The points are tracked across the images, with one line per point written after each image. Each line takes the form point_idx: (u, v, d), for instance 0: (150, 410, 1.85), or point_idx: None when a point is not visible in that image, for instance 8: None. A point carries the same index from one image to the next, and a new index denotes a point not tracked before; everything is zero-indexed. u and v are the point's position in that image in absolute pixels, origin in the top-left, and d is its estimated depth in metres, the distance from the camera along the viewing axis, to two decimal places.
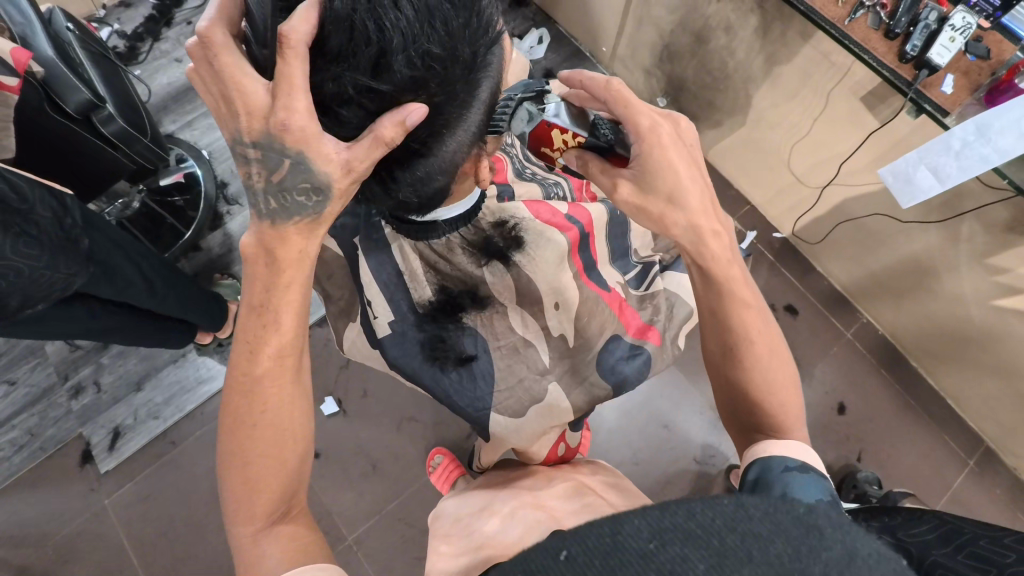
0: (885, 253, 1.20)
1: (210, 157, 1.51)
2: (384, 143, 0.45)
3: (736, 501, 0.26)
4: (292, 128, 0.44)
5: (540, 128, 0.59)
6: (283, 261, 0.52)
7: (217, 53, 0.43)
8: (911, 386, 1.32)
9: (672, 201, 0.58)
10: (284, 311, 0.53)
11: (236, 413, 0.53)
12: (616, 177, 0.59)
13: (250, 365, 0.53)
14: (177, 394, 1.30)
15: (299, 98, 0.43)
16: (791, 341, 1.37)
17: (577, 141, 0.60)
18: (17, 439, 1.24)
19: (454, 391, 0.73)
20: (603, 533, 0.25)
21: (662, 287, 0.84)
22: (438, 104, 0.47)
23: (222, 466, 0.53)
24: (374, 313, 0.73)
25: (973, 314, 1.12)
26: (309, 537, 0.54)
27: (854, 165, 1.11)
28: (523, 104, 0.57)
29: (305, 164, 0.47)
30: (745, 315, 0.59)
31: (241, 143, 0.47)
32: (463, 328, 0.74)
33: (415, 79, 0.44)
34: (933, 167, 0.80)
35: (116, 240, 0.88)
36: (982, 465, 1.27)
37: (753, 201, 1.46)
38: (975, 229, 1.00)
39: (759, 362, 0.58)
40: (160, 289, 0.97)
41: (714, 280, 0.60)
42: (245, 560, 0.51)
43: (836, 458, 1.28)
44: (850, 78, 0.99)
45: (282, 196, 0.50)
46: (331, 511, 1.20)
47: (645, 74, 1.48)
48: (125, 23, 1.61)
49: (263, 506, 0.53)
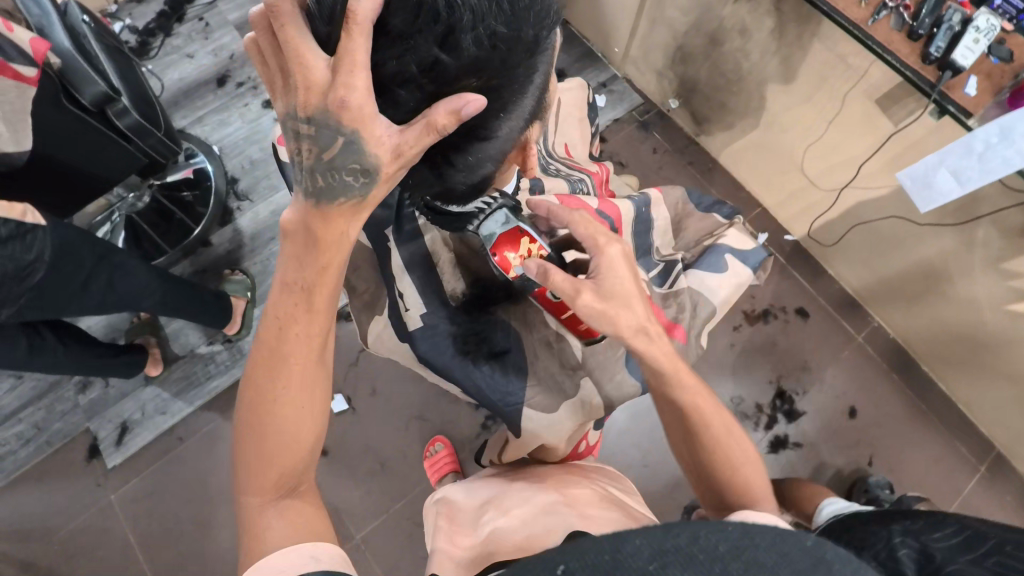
0: (900, 256, 1.20)
1: (221, 153, 1.50)
2: (437, 130, 0.43)
3: (743, 529, 0.28)
4: (350, 104, 0.43)
5: (510, 232, 0.65)
6: (323, 243, 0.51)
7: (284, 26, 0.41)
8: (922, 391, 1.31)
9: (626, 305, 0.60)
10: (319, 292, 0.52)
11: (258, 389, 0.52)
12: (574, 285, 0.59)
13: (277, 342, 0.52)
14: (187, 389, 1.29)
15: (360, 76, 0.42)
16: (801, 344, 1.36)
17: (537, 253, 0.65)
18: (23, 433, 1.24)
19: (485, 386, 0.72)
20: (604, 552, 0.27)
21: (686, 286, 0.77)
22: (495, 86, 0.47)
23: (240, 436, 0.53)
24: (405, 305, 0.72)
25: (987, 320, 1.11)
26: (316, 515, 0.53)
27: (871, 169, 1.10)
28: (502, 210, 0.64)
29: (358, 144, 0.45)
30: (697, 400, 0.61)
31: (292, 117, 0.45)
32: (496, 321, 0.74)
33: (477, 60, 0.43)
34: (954, 170, 0.80)
35: (74, 283, 0.85)
36: (992, 471, 1.26)
37: (764, 205, 1.46)
38: (990, 233, 1.00)
39: (717, 439, 0.61)
40: (140, 295, 0.97)
41: (664, 375, 0.61)
42: (248, 532, 0.50)
43: (846, 463, 1.27)
44: (866, 81, 0.99)
45: (330, 174, 0.48)
46: (338, 510, 1.19)
47: (657, 76, 1.48)
48: (137, 19, 1.61)
49: (277, 481, 0.52)
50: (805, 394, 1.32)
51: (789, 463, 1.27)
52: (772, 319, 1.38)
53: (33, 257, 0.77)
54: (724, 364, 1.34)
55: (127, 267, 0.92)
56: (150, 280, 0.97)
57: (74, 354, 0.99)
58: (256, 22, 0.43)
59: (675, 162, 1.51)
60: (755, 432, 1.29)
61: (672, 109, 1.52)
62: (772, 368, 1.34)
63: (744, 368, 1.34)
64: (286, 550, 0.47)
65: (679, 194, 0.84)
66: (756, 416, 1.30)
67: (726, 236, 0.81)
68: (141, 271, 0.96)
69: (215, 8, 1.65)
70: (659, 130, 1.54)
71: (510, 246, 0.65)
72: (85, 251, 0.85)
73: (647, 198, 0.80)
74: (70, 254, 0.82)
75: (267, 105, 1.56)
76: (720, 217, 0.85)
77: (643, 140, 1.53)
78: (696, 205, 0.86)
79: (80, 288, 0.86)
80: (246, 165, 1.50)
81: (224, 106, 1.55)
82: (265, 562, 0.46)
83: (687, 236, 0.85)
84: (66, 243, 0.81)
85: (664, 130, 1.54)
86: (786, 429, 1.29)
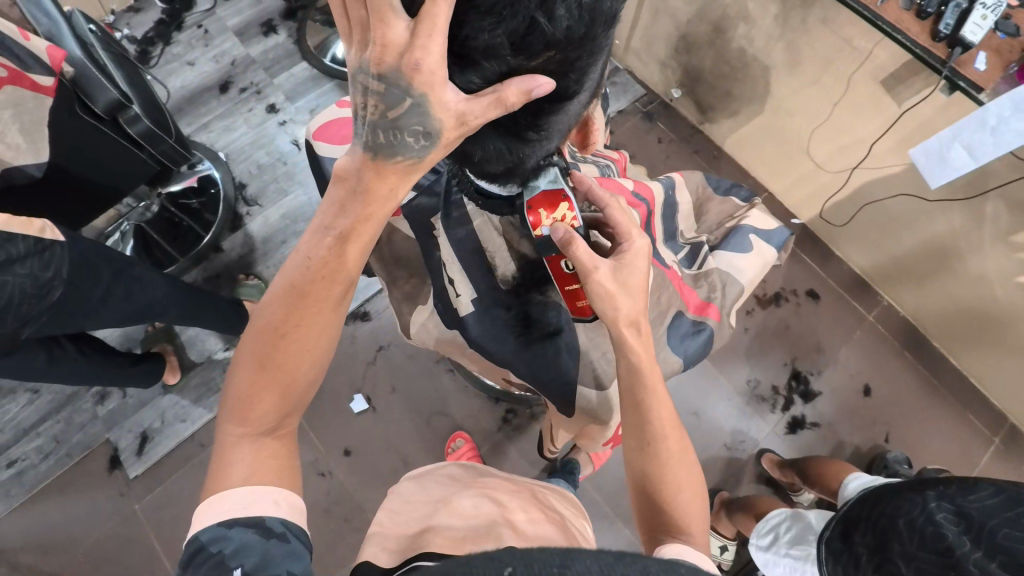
0: (908, 235, 1.21)
1: (228, 159, 1.50)
2: (505, 107, 0.42)
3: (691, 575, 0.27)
4: (423, 68, 0.41)
5: (555, 192, 0.58)
6: (371, 193, 0.49)
7: None
8: (934, 367, 1.33)
9: (631, 295, 0.54)
10: (354, 241, 0.49)
11: (269, 319, 0.49)
12: (593, 259, 0.53)
13: (301, 275, 0.49)
14: (205, 395, 1.29)
15: (436, 40, 0.40)
16: (813, 326, 1.37)
17: (570, 222, 0.57)
18: (43, 446, 1.23)
19: (540, 368, 0.69)
20: (553, 564, 0.26)
21: (715, 266, 0.79)
22: (571, 60, 0.42)
23: (240, 361, 0.49)
24: (456, 292, 0.70)
25: (998, 292, 1.13)
26: (287, 460, 0.48)
27: (881, 148, 1.11)
28: (555, 169, 0.59)
29: (424, 108, 0.44)
30: (661, 407, 0.54)
31: (364, 72, 0.44)
32: (547, 301, 0.68)
33: (562, 35, 0.39)
34: (968, 144, 0.81)
35: (93, 298, 0.82)
36: (1006, 443, 1.28)
37: (771, 189, 1.47)
38: (999, 207, 1.01)
39: (671, 457, 0.53)
40: (166, 307, 0.95)
41: (637, 374, 0.54)
42: (218, 462, 0.46)
43: (864, 440, 1.29)
44: (870, 63, 1.00)
45: (393, 132, 0.47)
46: (362, 508, 1.19)
47: (660, 66, 1.49)
48: (135, 28, 1.61)
49: (261, 417, 0.48)
50: (819, 373, 1.34)
51: (807, 443, 1.29)
52: (783, 302, 1.39)
53: (52, 274, 0.75)
54: (738, 349, 1.36)
55: (145, 280, 0.90)
56: (169, 290, 0.94)
57: (102, 369, 0.99)
58: None
59: (681, 151, 1.53)
60: (772, 414, 1.30)
61: (675, 99, 1.53)
62: (787, 349, 1.36)
63: (758, 352, 1.35)
64: (245, 489, 0.45)
65: (699, 179, 0.85)
66: (773, 398, 1.32)
67: (750, 217, 0.83)
68: (158, 279, 0.92)
69: (213, 14, 1.64)
70: (663, 120, 1.56)
71: (547, 204, 0.58)
72: (103, 259, 0.82)
73: (672, 180, 0.82)
74: (87, 270, 0.80)
75: (271, 110, 1.56)
76: (739, 200, 0.87)
77: (648, 131, 1.55)
78: (714, 188, 0.88)
79: (99, 303, 0.84)
80: (253, 170, 1.50)
81: (228, 112, 1.55)
82: (222, 497, 0.44)
83: (709, 219, 0.86)
84: (85, 259, 0.79)
85: (668, 120, 1.56)
86: (803, 410, 1.31)
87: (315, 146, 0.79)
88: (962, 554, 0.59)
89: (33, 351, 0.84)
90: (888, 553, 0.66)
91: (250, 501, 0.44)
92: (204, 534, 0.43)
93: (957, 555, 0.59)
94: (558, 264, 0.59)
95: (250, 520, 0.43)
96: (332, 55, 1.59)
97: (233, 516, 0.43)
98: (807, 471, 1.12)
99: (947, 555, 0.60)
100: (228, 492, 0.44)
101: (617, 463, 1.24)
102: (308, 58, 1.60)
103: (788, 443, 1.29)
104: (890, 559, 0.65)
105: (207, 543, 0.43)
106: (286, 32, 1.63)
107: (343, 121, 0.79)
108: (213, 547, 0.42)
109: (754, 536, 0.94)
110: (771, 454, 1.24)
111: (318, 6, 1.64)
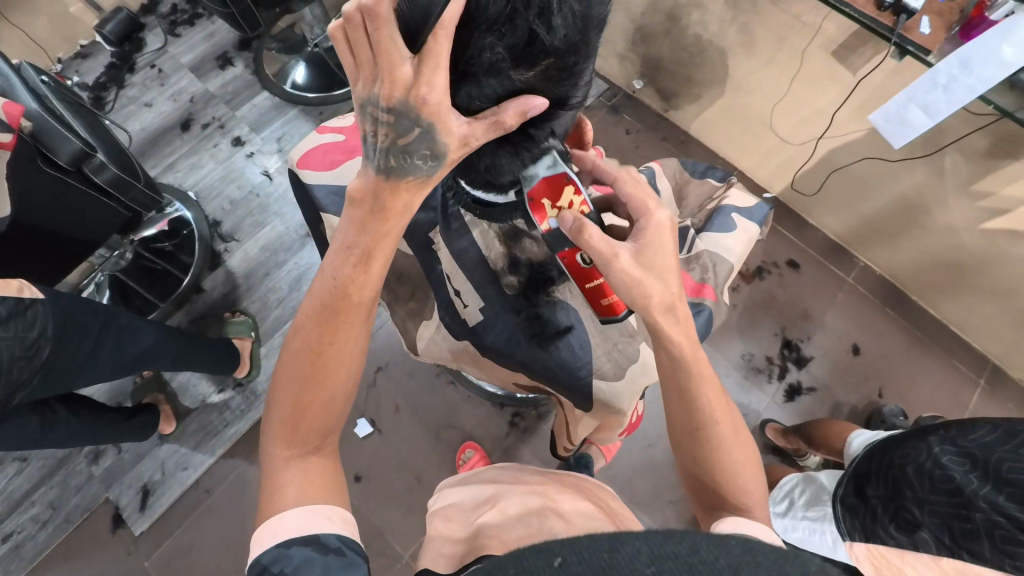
0: (875, 196, 1.25)
1: (199, 198, 1.47)
2: (503, 129, 0.45)
3: (745, 545, 0.24)
4: (429, 101, 0.43)
5: (556, 177, 0.53)
6: (390, 210, 0.50)
7: (379, 29, 0.40)
8: (914, 319, 1.39)
9: (660, 279, 0.51)
10: (377, 258, 0.51)
11: (305, 339, 0.50)
12: (612, 246, 0.50)
13: (331, 295, 0.50)
14: (205, 438, 1.26)
15: (441, 75, 0.42)
16: (797, 293, 1.42)
17: (579, 207, 0.53)
18: (39, 514, 1.19)
19: (556, 367, 0.69)
20: (602, 547, 0.24)
21: (703, 248, 0.81)
22: (568, 67, 0.42)
23: (280, 383, 0.51)
24: (464, 303, 0.71)
25: (965, 241, 1.16)
26: (331, 479, 0.50)
27: (842, 117, 1.14)
28: (551, 151, 0.53)
29: (432, 135, 0.45)
30: (711, 392, 0.53)
31: (373, 103, 0.45)
32: (554, 301, 0.69)
33: (560, 43, 0.39)
34: (924, 105, 0.85)
35: (80, 354, 0.80)
36: (990, 382, 1.34)
37: (741, 167, 1.52)
38: (957, 160, 1.04)
39: (725, 440, 0.52)
40: (156, 356, 0.93)
41: (682, 363, 0.52)
42: (270, 484, 0.48)
43: (859, 398, 1.33)
44: (820, 36, 1.03)
45: (401, 155, 0.47)
46: (381, 531, 1.17)
47: (619, 60, 1.53)
48: (86, 75, 1.58)
49: (306, 436, 0.50)
50: (809, 339, 1.38)
51: (807, 407, 1.33)
52: (765, 275, 1.44)
53: (36, 335, 0.72)
54: (729, 324, 1.40)
55: (133, 330, 0.88)
56: (160, 336, 0.92)
57: (97, 428, 0.95)
58: (335, 35, 0.43)
59: (650, 140, 1.58)
60: (769, 384, 1.35)
61: (638, 89, 1.58)
62: (776, 320, 1.40)
63: (749, 326, 1.40)
64: (300, 509, 0.45)
65: (675, 164, 0.89)
66: (769, 368, 1.36)
67: (729, 197, 0.86)
68: (148, 329, 0.91)
69: (165, 52, 1.61)
70: (629, 112, 1.61)
71: (549, 193, 0.53)
72: (85, 313, 0.80)
73: (652, 170, 0.85)
74: (73, 326, 0.78)
75: (237, 144, 1.53)
76: (716, 181, 0.89)
77: (616, 124, 1.60)
78: (691, 172, 0.90)
79: (88, 357, 0.82)
80: (227, 206, 1.47)
81: (193, 150, 1.52)
82: (278, 520, 0.45)
83: (691, 202, 0.89)
84: (70, 314, 0.78)
85: (634, 112, 1.61)
86: (798, 376, 1.35)
87: (298, 174, 0.79)
88: (972, 491, 0.64)
89: (19, 418, 0.81)
90: (902, 500, 0.71)
91: (305, 519, 0.45)
92: (265, 556, 0.43)
93: (967, 494, 0.64)
94: (574, 258, 0.56)
95: (306, 538, 0.43)
96: (292, 81, 1.57)
97: (290, 536, 0.44)
98: (812, 434, 1.15)
99: (955, 494, 0.66)
100: (282, 515, 0.45)
101: (628, 451, 1.26)
102: (268, 87, 1.58)
103: (788, 410, 1.33)
104: (904, 506, 0.71)
105: (269, 565, 0.43)
106: (243, 63, 1.61)
107: (324, 147, 0.79)
108: (275, 567, 0.42)
109: (771, 504, 0.96)
110: (775, 423, 1.27)
111: (272, 34, 1.62)
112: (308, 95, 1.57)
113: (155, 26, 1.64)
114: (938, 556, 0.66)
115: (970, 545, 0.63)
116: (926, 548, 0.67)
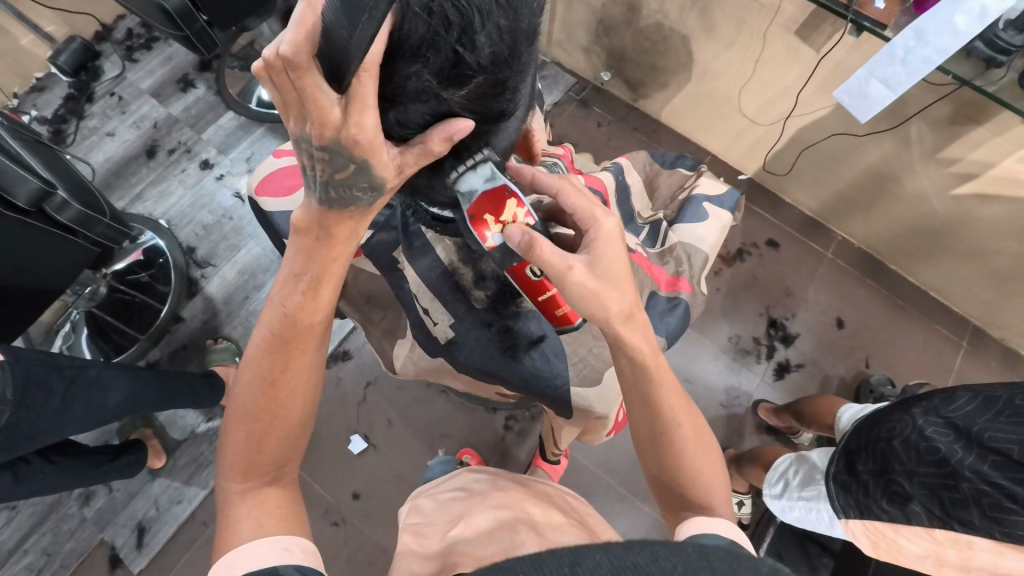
0: (846, 170, 1.27)
1: (170, 225, 1.44)
2: (434, 155, 0.45)
3: (701, 552, 0.23)
4: (361, 139, 0.43)
5: (496, 191, 0.51)
6: (336, 237, 0.52)
7: (301, 77, 0.39)
8: (894, 288, 1.40)
9: (616, 288, 0.52)
10: (323, 292, 0.53)
11: (258, 371, 0.50)
12: (566, 259, 0.50)
13: (283, 325, 0.51)
14: (198, 470, 1.25)
15: (369, 114, 0.41)
16: (778, 271, 1.43)
17: (524, 221, 0.53)
18: (33, 563, 1.16)
19: (533, 377, 0.69)
20: (562, 563, 0.23)
21: (677, 241, 0.81)
22: (500, 82, 0.40)
23: (232, 417, 0.50)
24: (433, 320, 0.70)
25: (937, 207, 1.18)
26: (290, 509, 0.49)
27: (808, 95, 1.15)
28: (489, 163, 0.51)
29: (367, 168, 0.46)
30: (673, 396, 0.54)
31: (307, 141, 0.44)
32: (525, 313, 0.68)
33: (487, 61, 0.37)
34: (884, 78, 0.85)
35: (48, 411, 0.78)
36: (974, 343, 1.36)
37: (713, 151, 1.52)
38: (922, 128, 1.04)
39: (685, 441, 0.53)
40: (132, 395, 0.90)
41: (644, 370, 0.53)
42: (222, 524, 0.47)
43: (847, 369, 1.35)
44: (781, 16, 1.03)
45: (340, 188, 0.48)
46: (384, 548, 1.16)
47: (585, 53, 1.53)
48: (44, 108, 1.54)
49: (262, 466, 0.49)
50: (795, 317, 1.39)
51: (796, 384, 1.34)
52: (746, 257, 1.45)
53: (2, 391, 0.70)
54: (714, 309, 1.41)
55: (103, 377, 0.86)
56: (130, 377, 0.90)
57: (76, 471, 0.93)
58: (261, 77, 0.41)
59: (622, 131, 1.58)
60: (759, 364, 1.36)
61: (606, 81, 1.57)
62: (759, 301, 1.41)
63: (733, 307, 1.41)
64: (258, 543, 0.44)
65: (644, 157, 0.89)
66: (756, 348, 1.37)
67: (699, 185, 0.86)
68: (117, 374, 0.88)
69: (124, 79, 1.58)
70: (599, 106, 1.61)
71: (491, 211, 0.52)
72: (49, 361, 0.78)
73: (620, 165, 0.84)
74: (41, 375, 0.76)
75: (205, 167, 1.51)
76: (686, 170, 0.90)
77: (586, 117, 1.60)
78: (661, 164, 0.91)
79: (59, 412, 0.79)
80: (200, 231, 1.45)
81: (161, 177, 1.49)
82: (238, 552, 0.43)
83: (662, 196, 0.90)
84: (31, 374, 0.75)
85: (604, 105, 1.61)
86: (786, 354, 1.37)
87: (261, 202, 0.78)
88: (957, 462, 0.65)
89: None
90: (891, 473, 0.72)
91: (263, 553, 0.43)
92: None
93: (953, 465, 0.65)
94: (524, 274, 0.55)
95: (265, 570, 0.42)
96: (257, 99, 1.55)
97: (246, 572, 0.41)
98: (801, 411, 1.16)
99: (942, 465, 0.67)
100: (242, 547, 0.44)
101: (623, 446, 1.26)
102: (233, 107, 1.55)
103: (777, 388, 1.34)
104: (894, 479, 0.72)
105: None
106: (205, 84, 1.58)
107: (284, 171, 0.78)
108: None
109: (766, 486, 0.96)
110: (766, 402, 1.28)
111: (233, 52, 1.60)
112: (274, 112, 1.54)
113: (110, 53, 1.60)
114: (930, 527, 0.68)
115: (960, 514, 0.65)
116: (918, 520, 0.69)
